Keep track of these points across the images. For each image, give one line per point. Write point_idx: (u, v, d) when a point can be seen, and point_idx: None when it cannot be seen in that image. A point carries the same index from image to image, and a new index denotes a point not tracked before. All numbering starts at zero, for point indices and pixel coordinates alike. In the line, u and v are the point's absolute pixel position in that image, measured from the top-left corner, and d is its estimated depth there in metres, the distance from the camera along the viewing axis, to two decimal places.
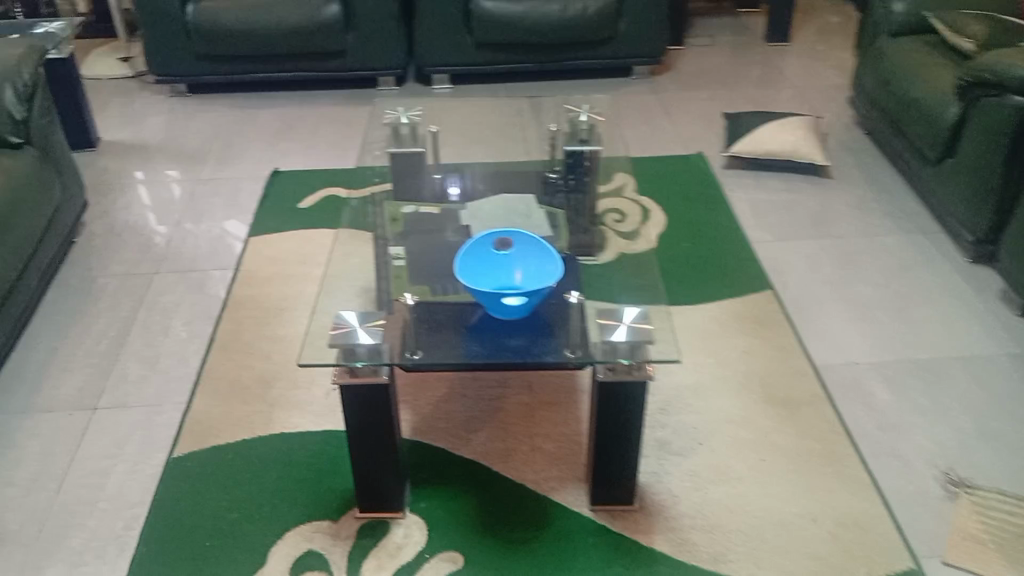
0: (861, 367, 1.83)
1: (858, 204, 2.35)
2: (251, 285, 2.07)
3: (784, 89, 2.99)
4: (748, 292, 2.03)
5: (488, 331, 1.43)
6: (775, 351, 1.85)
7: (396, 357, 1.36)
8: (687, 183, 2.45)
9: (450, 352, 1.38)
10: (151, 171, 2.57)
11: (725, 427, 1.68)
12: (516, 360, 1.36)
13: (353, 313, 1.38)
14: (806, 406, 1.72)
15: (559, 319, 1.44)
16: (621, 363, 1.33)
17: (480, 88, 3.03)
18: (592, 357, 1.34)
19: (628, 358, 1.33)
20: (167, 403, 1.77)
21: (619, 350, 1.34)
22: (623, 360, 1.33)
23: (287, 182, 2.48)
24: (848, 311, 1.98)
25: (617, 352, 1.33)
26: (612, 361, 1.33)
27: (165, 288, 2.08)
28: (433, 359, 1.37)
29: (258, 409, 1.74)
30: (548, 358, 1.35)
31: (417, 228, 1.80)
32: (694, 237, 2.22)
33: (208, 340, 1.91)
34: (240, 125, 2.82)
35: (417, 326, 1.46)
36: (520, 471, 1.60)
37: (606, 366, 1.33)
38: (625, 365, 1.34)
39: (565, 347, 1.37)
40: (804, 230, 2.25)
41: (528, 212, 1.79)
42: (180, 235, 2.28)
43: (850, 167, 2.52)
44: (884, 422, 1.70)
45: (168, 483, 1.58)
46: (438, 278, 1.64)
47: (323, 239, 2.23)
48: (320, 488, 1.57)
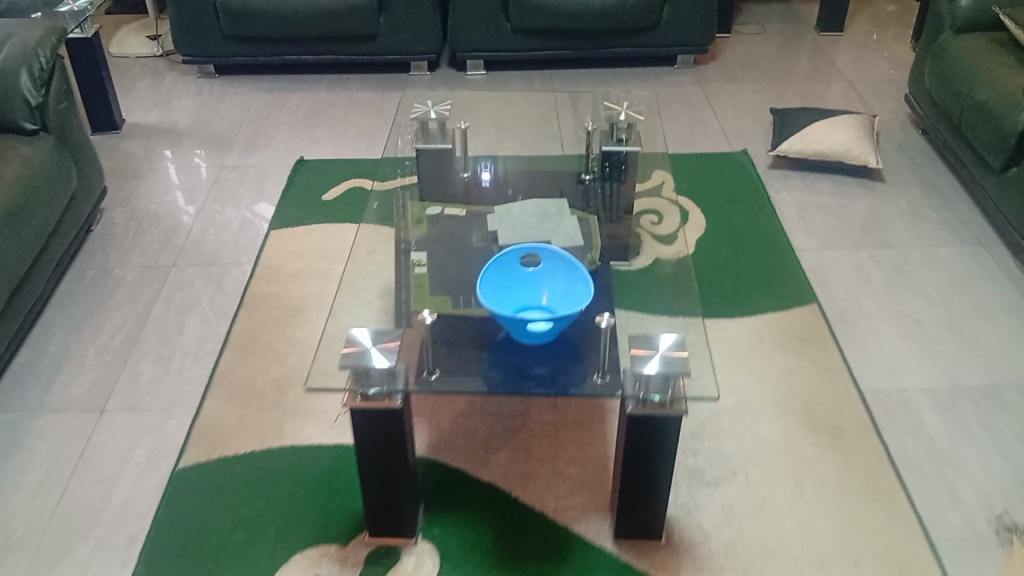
0: (911, 392, 1.70)
1: (913, 210, 2.21)
2: (270, 282, 1.99)
3: (835, 82, 2.84)
4: (791, 305, 1.91)
5: (512, 355, 1.34)
6: (819, 371, 1.73)
7: (412, 384, 1.27)
8: (729, 183, 2.32)
9: (470, 376, 1.30)
10: (176, 156, 2.50)
11: (762, 454, 1.57)
12: (539, 390, 1.27)
13: (366, 329, 1.28)
14: (850, 434, 1.61)
15: (588, 344, 1.36)
16: (652, 400, 1.24)
17: (516, 76, 2.91)
18: (622, 389, 1.25)
19: (660, 394, 1.24)
20: (179, 406, 1.70)
21: (651, 385, 1.24)
22: (655, 395, 1.23)
23: (312, 172, 2.40)
24: (899, 329, 1.85)
25: (649, 387, 1.24)
26: (643, 395, 1.24)
27: (183, 282, 2.01)
28: (451, 383, 1.29)
29: (271, 417, 1.66)
30: (573, 390, 1.26)
31: (442, 231, 1.70)
32: (735, 243, 2.10)
33: (223, 339, 1.84)
34: (268, 110, 2.74)
35: (436, 344, 1.37)
36: (541, 497, 1.51)
37: (636, 398, 1.24)
38: (657, 400, 1.24)
39: (594, 378, 1.28)
40: (853, 238, 2.12)
41: (558, 214, 1.67)
42: (201, 225, 2.21)
43: (905, 169, 2.37)
44: (935, 454, 1.57)
45: (173, 495, 1.52)
46: (461, 288, 1.54)
47: (346, 234, 2.15)
48: (330, 508, 1.49)
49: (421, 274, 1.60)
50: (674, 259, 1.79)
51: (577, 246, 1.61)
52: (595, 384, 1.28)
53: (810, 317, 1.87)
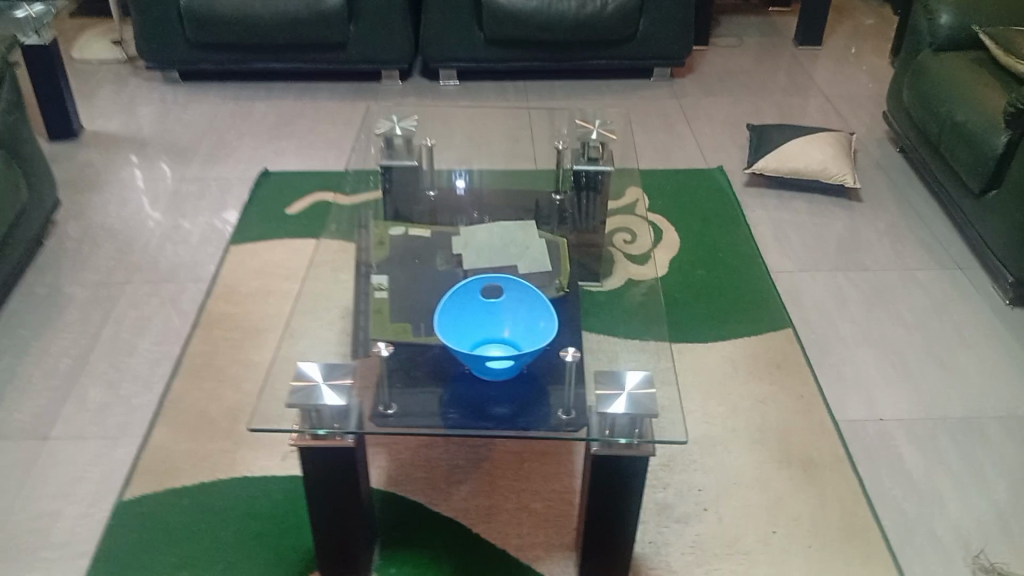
0: (887, 424, 1.66)
1: (890, 232, 2.17)
2: (228, 301, 1.92)
3: (813, 97, 2.80)
4: (766, 329, 1.85)
5: (473, 390, 1.28)
6: (793, 401, 1.69)
7: (366, 422, 1.20)
8: (705, 200, 2.27)
9: (428, 414, 1.24)
10: (135, 167, 2.42)
11: (734, 490, 1.52)
12: (500, 429, 1.21)
13: (316, 364, 1.22)
14: (824, 468, 1.56)
15: (552, 380, 1.30)
16: (618, 443, 1.18)
17: (489, 86, 2.85)
18: (588, 433, 1.19)
19: (628, 438, 1.17)
20: (127, 435, 1.62)
21: (617, 427, 1.18)
22: (621, 438, 1.17)
23: (276, 185, 2.32)
24: (876, 357, 1.81)
25: (615, 429, 1.18)
26: (609, 438, 1.18)
27: (137, 302, 1.93)
28: (408, 419, 1.23)
29: (223, 447, 1.59)
30: (537, 430, 1.21)
31: (404, 253, 1.63)
32: (709, 264, 2.05)
33: (177, 363, 1.76)
34: (233, 119, 2.66)
35: (393, 376, 1.31)
36: (504, 534, 1.44)
37: (600, 440, 1.18)
38: (622, 443, 1.18)
39: (558, 416, 1.23)
40: (830, 260, 2.08)
41: (525, 238, 1.60)
42: (158, 240, 2.13)
43: (882, 189, 2.33)
44: (912, 491, 1.53)
45: (116, 532, 1.44)
46: (422, 314, 1.47)
47: (309, 250, 2.08)
48: (281, 544, 1.42)
49: (381, 298, 1.52)
50: (645, 283, 1.72)
51: (546, 272, 1.55)
52: (559, 422, 1.22)
53: (784, 343, 1.82)
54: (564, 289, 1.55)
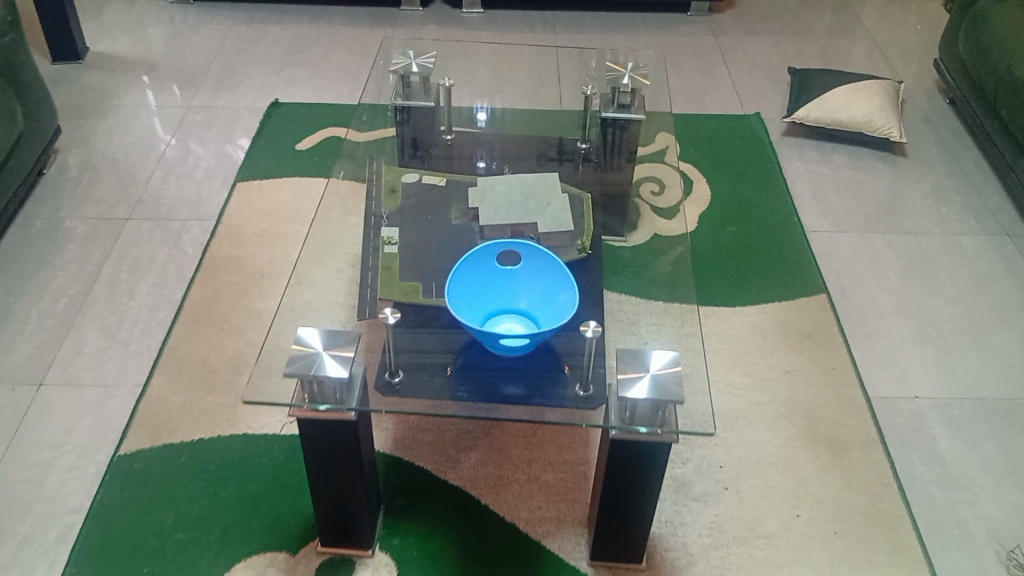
0: (922, 403, 1.56)
1: (934, 193, 2.04)
2: (233, 243, 1.83)
3: (859, 40, 2.63)
4: (798, 295, 1.75)
5: (485, 367, 1.20)
6: (823, 375, 1.59)
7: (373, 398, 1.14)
8: (739, 151, 2.14)
9: (436, 388, 1.18)
10: (140, 93, 2.30)
11: (756, 469, 1.44)
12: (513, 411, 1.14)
13: (316, 331, 1.14)
14: (853, 449, 1.47)
15: (572, 361, 1.21)
16: (640, 431, 1.09)
17: (516, 17, 2.69)
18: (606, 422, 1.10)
19: (649, 428, 1.09)
20: (124, 383, 1.56)
21: (637, 416, 1.09)
22: (641, 428, 1.09)
23: (287, 117, 2.21)
24: (913, 330, 1.70)
25: (635, 418, 1.09)
26: (629, 428, 1.09)
27: (138, 240, 1.85)
28: (414, 388, 1.18)
29: (223, 400, 1.53)
30: (552, 415, 1.14)
31: (417, 204, 1.53)
32: (739, 220, 1.93)
33: (177, 308, 1.69)
34: (245, 44, 2.53)
35: (401, 347, 1.23)
36: (512, 507, 1.38)
37: (619, 427, 1.09)
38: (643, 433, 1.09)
39: (575, 400, 1.16)
40: (869, 221, 1.96)
41: (547, 193, 1.47)
42: (162, 174, 2.03)
43: (929, 145, 2.19)
44: (945, 478, 1.45)
45: (110, 487, 1.39)
46: (433, 274, 1.38)
47: (318, 191, 1.98)
48: (280, 508, 1.37)
49: (390, 254, 1.42)
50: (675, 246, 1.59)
51: (567, 233, 1.42)
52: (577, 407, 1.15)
53: (817, 310, 1.72)
54: (586, 251, 1.45)
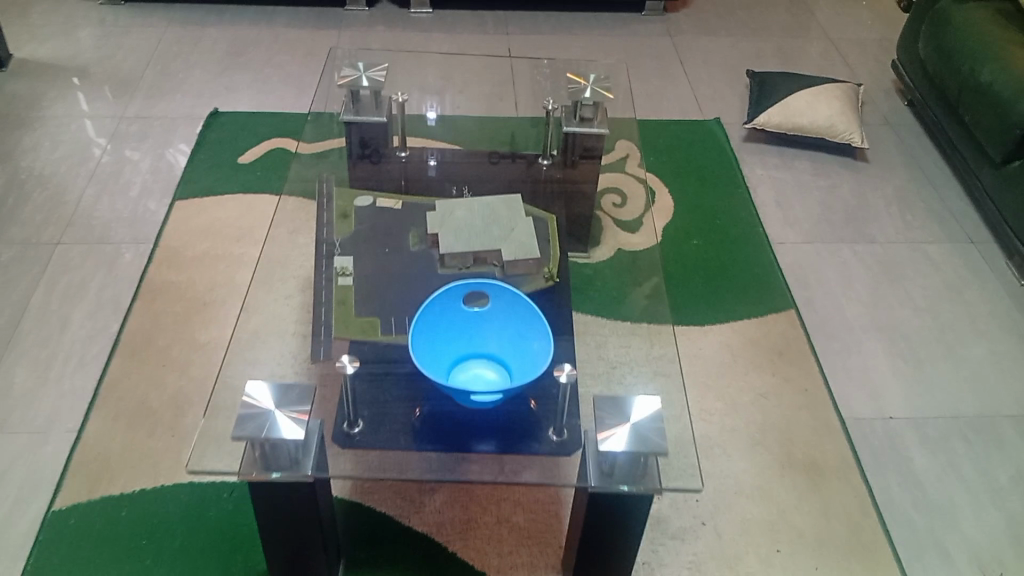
0: (897, 423, 1.53)
1: (897, 199, 2.01)
2: (174, 268, 1.71)
3: (816, 39, 2.59)
4: (768, 311, 1.70)
5: (453, 423, 1.12)
6: (797, 396, 1.55)
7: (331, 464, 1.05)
8: (701, 158, 2.08)
9: (399, 446, 1.09)
10: (68, 102, 2.16)
11: (732, 501, 1.39)
12: (481, 470, 1.06)
13: (266, 385, 1.05)
14: (831, 475, 1.43)
15: (546, 410, 1.14)
16: (620, 490, 1.02)
17: (467, 17, 2.59)
18: (585, 482, 1.03)
19: (629, 485, 1.02)
20: (57, 427, 1.44)
21: (617, 472, 1.03)
22: (623, 485, 1.02)
23: (228, 127, 2.09)
24: (884, 344, 1.67)
25: (614, 475, 1.03)
26: (609, 486, 1.02)
27: (69, 265, 1.72)
28: (374, 443, 1.10)
29: (166, 444, 1.42)
30: (526, 474, 1.06)
31: (372, 229, 1.43)
32: (704, 232, 1.87)
33: (114, 340, 1.57)
34: (181, 47, 2.39)
35: (359, 401, 1.15)
36: (482, 553, 1.30)
37: (599, 485, 1.02)
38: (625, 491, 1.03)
39: (548, 455, 1.08)
40: (834, 230, 1.92)
41: (510, 216, 1.38)
42: (95, 191, 1.90)
43: (890, 149, 2.16)
44: (924, 501, 1.41)
45: (43, 546, 1.28)
46: (392, 307, 1.29)
47: (264, 208, 1.87)
48: (232, 564, 1.27)
49: (345, 287, 1.33)
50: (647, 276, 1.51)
51: (534, 259, 1.35)
52: (553, 464, 1.07)
53: (787, 327, 1.67)
54: (554, 278, 1.38)
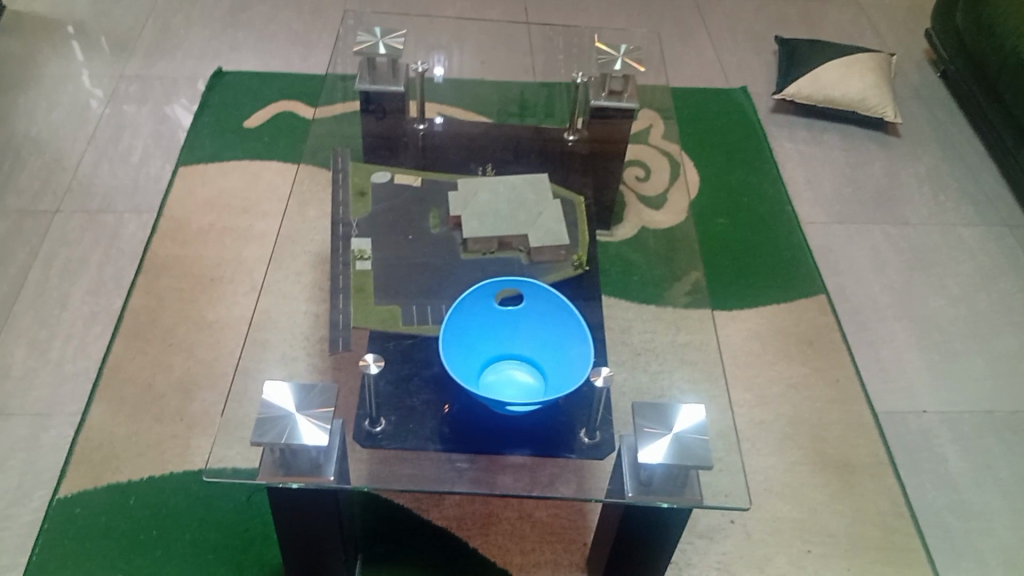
0: (931, 418, 1.48)
1: (930, 178, 1.94)
2: (178, 241, 1.64)
3: (844, 4, 2.49)
4: (798, 296, 1.64)
5: (483, 429, 1.06)
6: (828, 388, 1.49)
7: (355, 473, 0.99)
8: (728, 130, 2.00)
9: (426, 452, 1.04)
10: (64, 59, 2.06)
11: (763, 499, 1.34)
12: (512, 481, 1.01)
13: (285, 384, 0.98)
14: (863, 473, 1.38)
15: (581, 416, 1.08)
16: (660, 507, 0.97)
17: None
18: (621, 496, 0.98)
19: (669, 503, 0.97)
20: (59, 412, 1.38)
21: (655, 486, 0.98)
22: (663, 502, 0.97)
23: (233, 89, 1.99)
24: (916, 335, 1.61)
25: (653, 490, 0.98)
26: (649, 502, 0.97)
27: (68, 237, 1.64)
28: (400, 448, 1.04)
29: (173, 431, 1.36)
30: (561, 488, 1.00)
31: (391, 209, 1.35)
32: (730, 210, 1.81)
33: (117, 319, 1.50)
34: (182, 2, 2.28)
35: (383, 403, 1.09)
36: (504, 550, 1.25)
37: (637, 500, 0.97)
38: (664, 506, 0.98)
39: (584, 467, 1.03)
40: (865, 211, 1.85)
41: (537, 200, 1.32)
42: (94, 156, 1.81)
43: (922, 124, 2.08)
44: (958, 503, 1.37)
45: (47, 539, 1.22)
46: (414, 293, 1.23)
47: (272, 177, 1.79)
48: (244, 559, 1.22)
49: (364, 272, 1.26)
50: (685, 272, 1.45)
51: (562, 246, 1.28)
52: (591, 478, 1.02)
53: (818, 314, 1.61)
54: (583, 266, 1.30)
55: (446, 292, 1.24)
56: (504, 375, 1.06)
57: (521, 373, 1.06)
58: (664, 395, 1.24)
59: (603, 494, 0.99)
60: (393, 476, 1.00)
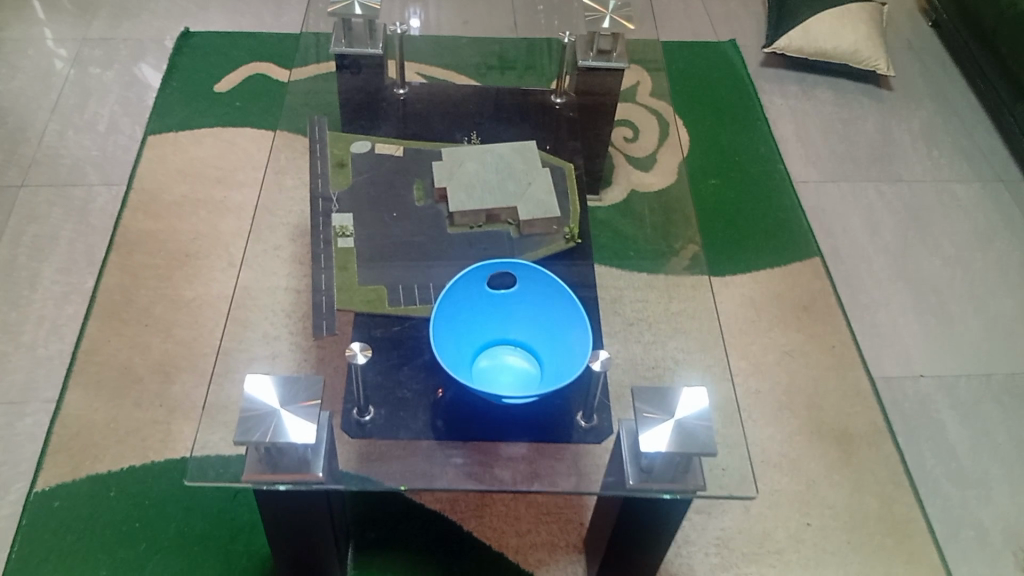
0: (928, 384, 1.46)
1: (924, 133, 1.90)
2: (152, 215, 1.57)
3: None
4: (794, 261, 1.60)
5: (478, 420, 1.02)
6: (825, 355, 1.47)
7: (347, 470, 0.95)
8: (718, 87, 1.94)
9: (420, 447, 1.00)
10: (23, 21, 1.95)
11: (762, 471, 1.32)
12: (510, 473, 0.97)
13: (266, 379, 0.93)
14: (862, 442, 1.36)
15: (578, 402, 1.05)
16: (663, 498, 0.94)
17: None
18: (620, 489, 0.94)
19: (671, 492, 0.93)
20: (34, 399, 1.33)
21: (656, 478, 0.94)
22: (665, 493, 0.93)
23: (202, 51, 1.90)
24: (912, 298, 1.59)
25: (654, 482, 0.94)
26: (649, 493, 0.93)
27: (35, 212, 1.57)
28: (393, 443, 1.00)
29: (153, 417, 1.31)
30: (562, 481, 0.97)
31: (373, 180, 1.29)
32: (722, 171, 1.76)
33: (90, 299, 1.44)
34: None
35: (373, 395, 1.05)
36: (499, 532, 1.22)
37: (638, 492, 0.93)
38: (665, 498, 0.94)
39: (585, 457, 0.99)
40: (858, 169, 1.81)
41: (527, 169, 1.26)
42: (59, 125, 1.73)
43: (915, 77, 2.03)
44: (957, 471, 1.36)
45: (27, 534, 1.18)
46: (400, 272, 1.18)
47: (247, 144, 1.71)
48: (233, 549, 1.19)
49: (347, 250, 1.21)
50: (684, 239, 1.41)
51: (553, 219, 1.23)
52: (592, 466, 0.98)
53: (813, 278, 1.57)
54: (575, 239, 1.25)
55: (434, 271, 1.19)
56: (499, 362, 1.01)
57: (517, 359, 1.02)
58: (661, 371, 1.21)
59: (603, 488, 0.95)
60: (386, 473, 0.96)
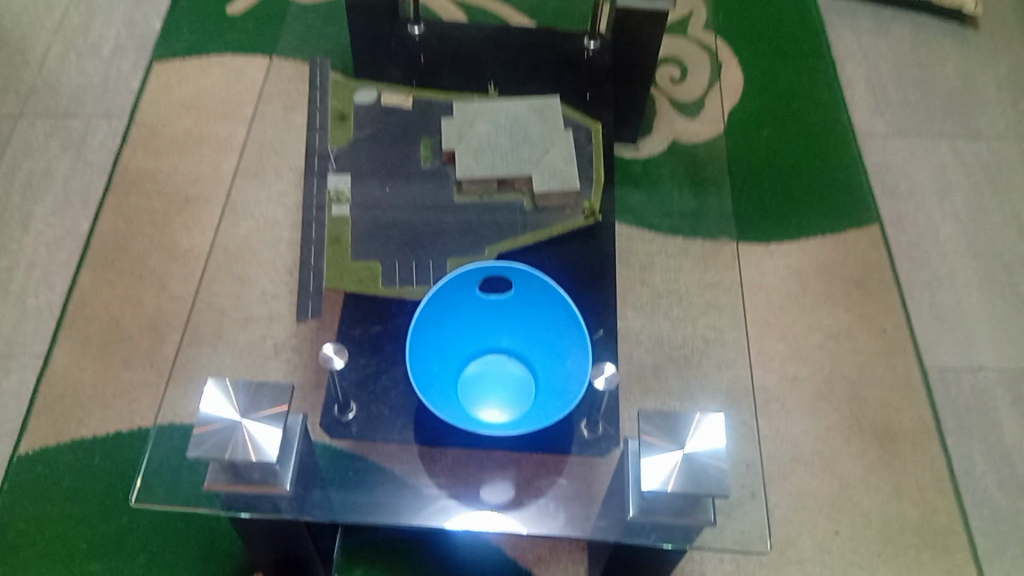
0: (987, 377, 1.32)
1: (1011, 81, 1.68)
2: (152, 152, 1.47)
3: None
4: (846, 228, 1.44)
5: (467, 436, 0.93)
6: (874, 340, 1.33)
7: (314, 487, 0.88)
8: (780, 19, 1.72)
9: (401, 466, 0.91)
10: None
11: (790, 470, 1.20)
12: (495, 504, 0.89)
13: (228, 385, 0.83)
14: (906, 442, 1.24)
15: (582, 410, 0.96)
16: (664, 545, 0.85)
17: None
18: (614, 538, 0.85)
19: (672, 542, 0.84)
20: (21, 353, 1.27)
21: (665, 527, 0.84)
22: (668, 543, 0.84)
23: None
24: (979, 276, 1.43)
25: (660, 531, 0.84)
26: (653, 542, 0.85)
27: (31, 146, 1.49)
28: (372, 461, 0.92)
29: (142, 379, 1.24)
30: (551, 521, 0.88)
31: (376, 136, 1.16)
32: (776, 118, 1.57)
33: (84, 246, 1.37)
34: None
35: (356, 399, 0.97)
36: None
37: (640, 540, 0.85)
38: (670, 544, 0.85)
39: (581, 489, 0.90)
40: (932, 121, 1.62)
41: (544, 132, 1.11)
42: (60, 49, 1.62)
43: (1007, 14, 1.80)
44: (1008, 479, 1.23)
45: (6, 501, 1.14)
46: (396, 246, 1.07)
47: (256, 74, 1.58)
48: (215, 529, 1.13)
49: (340, 218, 1.10)
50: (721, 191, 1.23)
51: (572, 191, 1.09)
52: (586, 500, 0.89)
53: (868, 249, 1.42)
54: (594, 217, 1.13)
55: (435, 247, 1.07)
56: (490, 370, 0.94)
57: (512, 366, 0.94)
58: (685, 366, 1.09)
59: (595, 532, 0.86)
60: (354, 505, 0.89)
